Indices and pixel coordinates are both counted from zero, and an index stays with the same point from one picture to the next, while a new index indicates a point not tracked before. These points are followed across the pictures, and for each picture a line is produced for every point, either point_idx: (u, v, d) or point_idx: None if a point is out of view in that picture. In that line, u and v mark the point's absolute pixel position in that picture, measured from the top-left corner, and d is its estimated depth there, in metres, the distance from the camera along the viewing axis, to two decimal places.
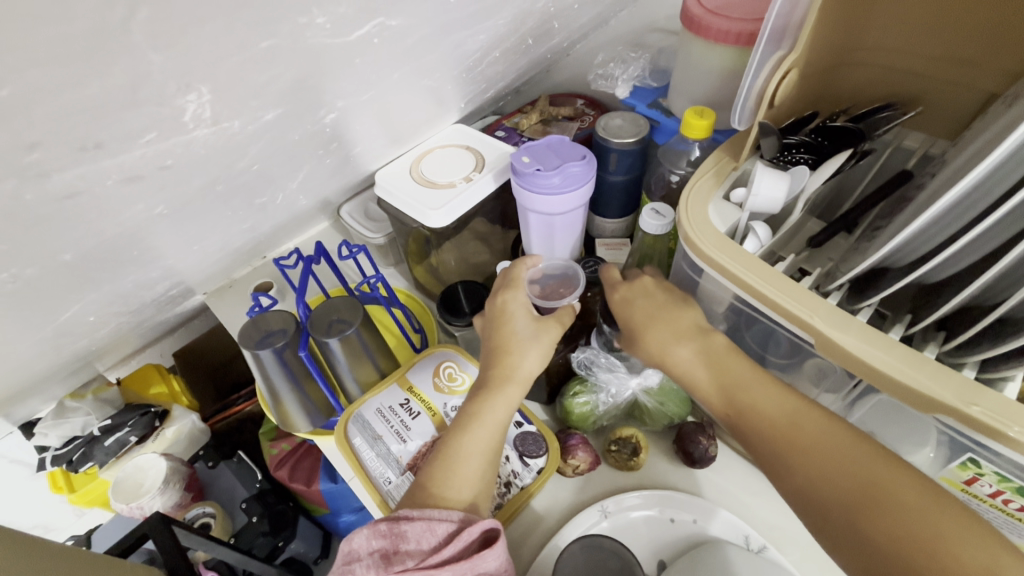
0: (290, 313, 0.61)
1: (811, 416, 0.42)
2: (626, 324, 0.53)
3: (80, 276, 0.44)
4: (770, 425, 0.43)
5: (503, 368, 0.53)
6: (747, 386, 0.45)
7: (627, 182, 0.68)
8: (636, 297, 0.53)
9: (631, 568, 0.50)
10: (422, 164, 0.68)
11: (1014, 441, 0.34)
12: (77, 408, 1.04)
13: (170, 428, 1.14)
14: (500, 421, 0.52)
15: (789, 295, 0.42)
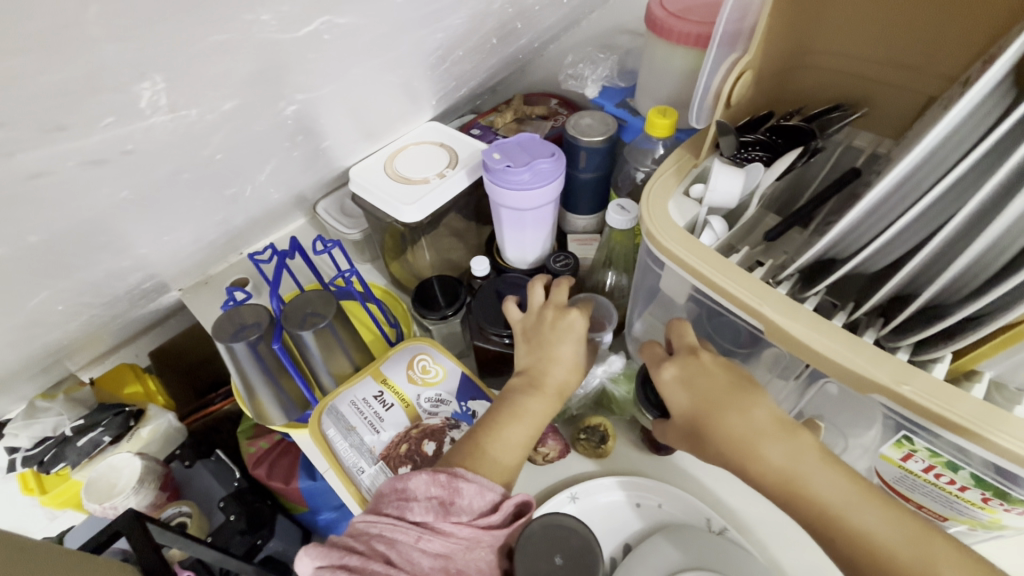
0: (263, 306, 0.62)
1: (921, 538, 0.38)
2: (690, 415, 0.46)
3: (45, 264, 0.44)
4: (885, 553, 0.38)
5: (556, 382, 0.56)
6: (850, 506, 0.40)
7: (597, 180, 0.69)
8: (703, 380, 0.46)
9: (593, 548, 0.49)
10: (396, 160, 0.69)
11: (942, 417, 0.36)
12: (48, 408, 1.04)
13: (146, 428, 1.13)
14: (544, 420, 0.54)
15: (741, 285, 0.44)
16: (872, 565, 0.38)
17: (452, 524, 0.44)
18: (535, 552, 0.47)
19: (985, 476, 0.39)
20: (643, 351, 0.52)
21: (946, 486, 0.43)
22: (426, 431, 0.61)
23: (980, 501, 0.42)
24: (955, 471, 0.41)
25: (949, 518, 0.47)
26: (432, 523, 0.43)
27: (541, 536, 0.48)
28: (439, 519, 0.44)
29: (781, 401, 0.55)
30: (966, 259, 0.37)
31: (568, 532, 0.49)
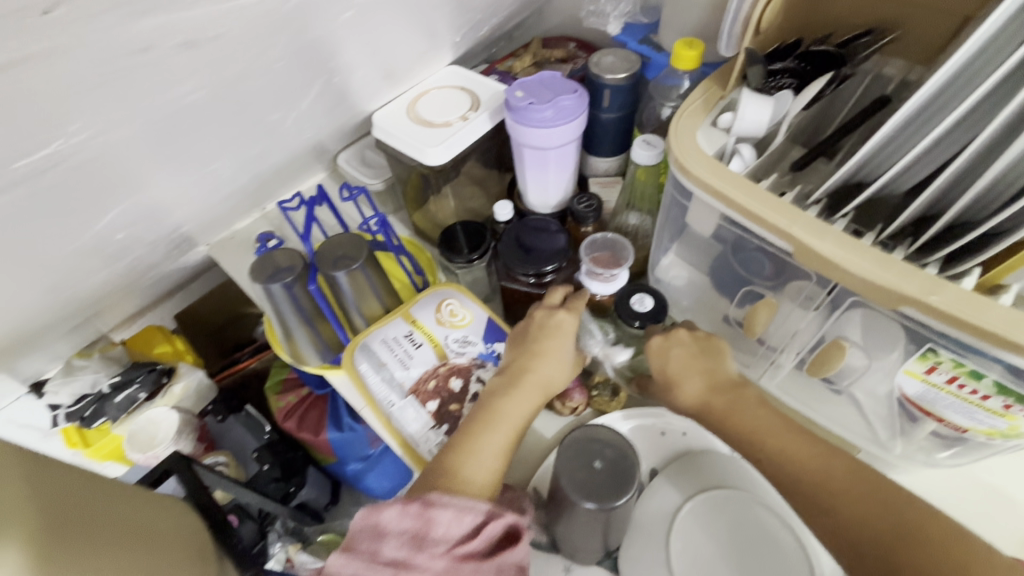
0: (296, 250, 0.64)
1: (833, 466, 0.46)
2: (661, 374, 0.57)
3: (110, 175, 0.46)
4: (803, 470, 0.47)
5: (538, 381, 0.56)
6: (775, 433, 0.50)
7: (620, 120, 0.69)
8: (673, 346, 0.57)
9: (628, 456, 0.50)
10: (418, 104, 0.69)
11: (970, 325, 0.37)
12: (84, 366, 1.08)
13: (178, 385, 1.19)
14: (521, 423, 0.54)
15: (770, 209, 0.45)
16: (794, 485, 0.47)
17: (429, 558, 0.43)
18: (567, 458, 0.51)
19: (1008, 381, 0.40)
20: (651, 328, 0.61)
21: (969, 397, 0.43)
22: (453, 370, 0.63)
23: (1001, 411, 0.43)
24: (979, 380, 0.42)
25: (965, 430, 0.47)
26: (407, 560, 0.43)
27: (574, 454, 0.51)
28: (414, 554, 0.43)
29: (802, 327, 0.57)
30: (1002, 166, 0.38)
31: (604, 439, 0.51)
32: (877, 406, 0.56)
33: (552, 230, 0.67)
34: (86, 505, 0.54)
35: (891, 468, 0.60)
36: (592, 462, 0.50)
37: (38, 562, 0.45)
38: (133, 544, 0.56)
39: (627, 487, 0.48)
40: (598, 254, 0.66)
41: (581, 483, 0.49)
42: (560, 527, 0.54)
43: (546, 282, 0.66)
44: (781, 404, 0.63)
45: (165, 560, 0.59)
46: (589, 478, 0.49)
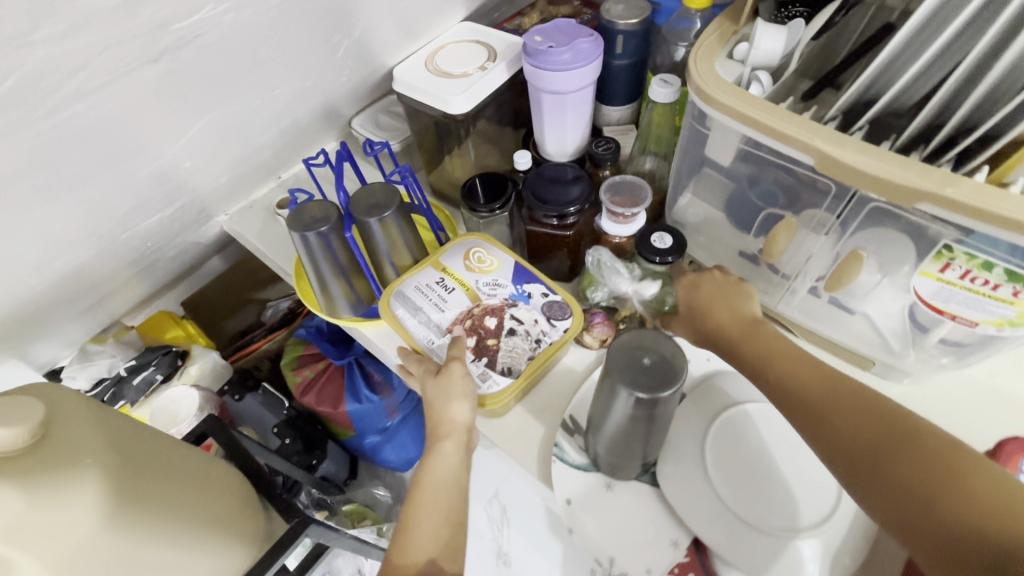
0: (330, 202, 0.66)
1: (840, 379, 0.47)
2: (689, 307, 0.60)
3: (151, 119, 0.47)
4: (804, 382, 0.48)
5: (438, 430, 0.55)
6: (782, 353, 0.51)
7: (632, 66, 0.71)
8: (702, 282, 0.61)
9: (675, 353, 0.49)
10: (436, 58, 0.71)
11: (984, 212, 0.41)
12: (100, 351, 1.07)
13: (193, 365, 1.18)
14: (448, 475, 0.53)
15: (792, 125, 0.48)
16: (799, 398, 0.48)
17: None
18: (618, 363, 0.50)
19: (1017, 266, 0.44)
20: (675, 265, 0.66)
21: (982, 288, 0.47)
22: (487, 309, 0.64)
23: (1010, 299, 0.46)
24: (991, 270, 0.45)
25: (976, 325, 0.50)
26: None
27: (622, 357, 0.50)
28: None
29: (816, 250, 0.60)
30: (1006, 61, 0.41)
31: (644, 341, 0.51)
32: (892, 320, 0.59)
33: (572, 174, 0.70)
34: (148, 447, 0.58)
35: (905, 380, 0.63)
36: (643, 359, 0.49)
37: (112, 495, 0.49)
38: (186, 490, 0.59)
39: (677, 377, 0.48)
40: (617, 197, 0.70)
41: (636, 379, 0.48)
42: (611, 440, 0.54)
43: (569, 224, 0.69)
44: (796, 326, 0.67)
45: (213, 512, 0.62)
46: (644, 374, 0.48)
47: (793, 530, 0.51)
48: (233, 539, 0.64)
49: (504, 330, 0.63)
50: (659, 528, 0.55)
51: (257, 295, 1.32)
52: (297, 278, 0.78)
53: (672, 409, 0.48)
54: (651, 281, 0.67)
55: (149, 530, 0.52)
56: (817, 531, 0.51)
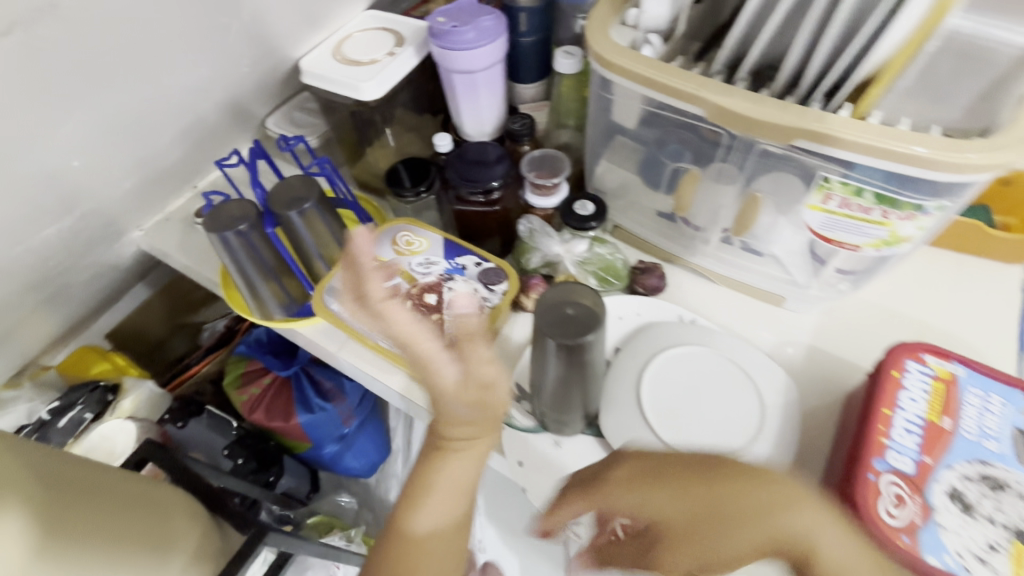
0: (248, 200, 0.64)
1: (835, 551, 0.41)
2: (659, 528, 0.45)
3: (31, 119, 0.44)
4: (727, 562, 0.43)
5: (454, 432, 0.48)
6: (778, 512, 0.42)
7: (537, 43, 0.74)
8: (619, 471, 0.47)
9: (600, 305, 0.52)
10: (343, 48, 0.71)
11: (850, 143, 0.46)
12: (16, 397, 0.98)
13: (127, 399, 1.07)
14: (464, 475, 0.50)
15: (682, 80, 0.52)
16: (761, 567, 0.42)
17: None
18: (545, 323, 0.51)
19: (883, 189, 0.49)
20: (622, 461, 0.47)
21: (858, 213, 0.51)
22: (425, 287, 0.65)
23: (882, 221, 0.51)
24: (862, 196, 0.50)
25: (859, 248, 0.55)
26: None
27: (550, 313, 0.52)
28: None
29: (722, 201, 0.64)
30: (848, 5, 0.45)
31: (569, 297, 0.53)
32: (796, 258, 0.65)
33: (493, 149, 0.72)
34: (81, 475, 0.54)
35: (816, 309, 0.69)
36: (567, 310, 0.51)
37: (40, 529, 0.47)
38: (126, 515, 0.57)
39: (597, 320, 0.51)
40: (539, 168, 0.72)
41: (563, 329, 0.50)
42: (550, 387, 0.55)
43: (495, 199, 0.71)
44: (714, 272, 0.72)
45: (159, 536, 0.60)
46: (568, 322, 0.51)
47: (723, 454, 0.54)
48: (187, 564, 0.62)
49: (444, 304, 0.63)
50: None
51: (192, 318, 1.25)
52: (223, 282, 0.75)
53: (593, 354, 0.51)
54: (578, 236, 0.68)
55: (88, 560, 0.50)
56: (746, 451, 0.55)
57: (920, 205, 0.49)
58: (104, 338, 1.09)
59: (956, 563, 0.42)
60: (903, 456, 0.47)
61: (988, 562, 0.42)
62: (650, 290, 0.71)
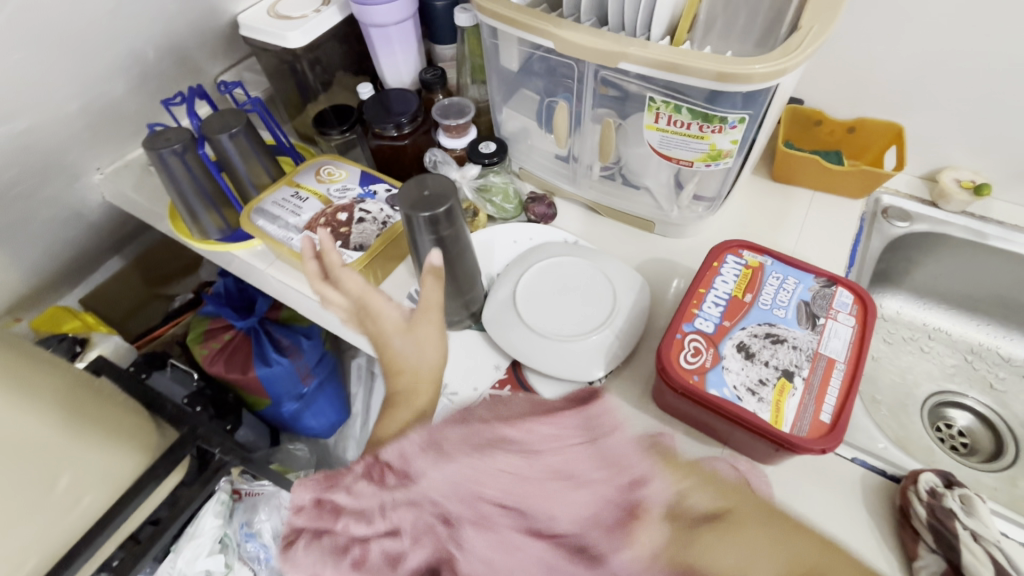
0: (184, 129, 0.74)
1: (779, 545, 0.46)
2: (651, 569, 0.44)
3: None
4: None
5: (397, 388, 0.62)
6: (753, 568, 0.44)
7: (450, 7, 0.85)
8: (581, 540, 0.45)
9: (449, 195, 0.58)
10: (277, 6, 0.81)
11: (659, 64, 0.57)
12: None
13: (93, 352, 1.13)
14: (406, 419, 0.58)
15: (537, 19, 0.63)
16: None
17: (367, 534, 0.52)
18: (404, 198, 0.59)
19: (694, 105, 0.60)
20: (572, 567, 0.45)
21: (681, 128, 0.62)
22: (339, 208, 0.74)
23: (700, 134, 0.62)
24: (681, 112, 0.61)
25: (693, 164, 0.66)
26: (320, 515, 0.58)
27: (413, 189, 0.58)
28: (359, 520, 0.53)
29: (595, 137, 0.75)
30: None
31: (432, 184, 0.59)
32: (659, 186, 0.75)
33: (406, 95, 0.82)
34: (27, 364, 0.65)
35: (683, 235, 0.79)
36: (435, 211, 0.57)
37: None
38: (75, 394, 0.69)
39: (455, 220, 0.60)
40: (445, 112, 0.81)
41: (427, 225, 0.58)
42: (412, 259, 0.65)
43: (406, 134, 0.80)
44: (600, 204, 0.82)
45: (102, 423, 0.71)
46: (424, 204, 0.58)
47: (576, 333, 0.64)
48: (121, 456, 0.72)
49: (353, 219, 0.73)
50: (484, 358, 0.68)
51: (166, 289, 1.38)
52: (171, 219, 0.85)
53: (451, 226, 0.59)
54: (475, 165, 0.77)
55: (25, 413, 0.62)
56: (596, 331, 0.64)
57: (725, 118, 0.59)
58: (79, 302, 1.20)
59: (731, 394, 0.52)
60: (708, 321, 0.58)
61: (757, 393, 0.52)
62: (541, 218, 0.81)
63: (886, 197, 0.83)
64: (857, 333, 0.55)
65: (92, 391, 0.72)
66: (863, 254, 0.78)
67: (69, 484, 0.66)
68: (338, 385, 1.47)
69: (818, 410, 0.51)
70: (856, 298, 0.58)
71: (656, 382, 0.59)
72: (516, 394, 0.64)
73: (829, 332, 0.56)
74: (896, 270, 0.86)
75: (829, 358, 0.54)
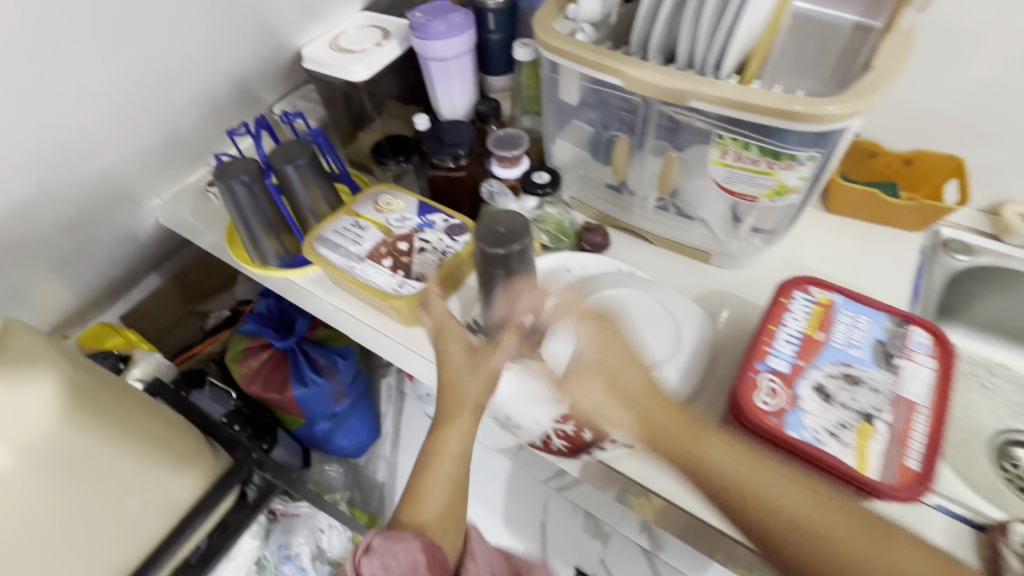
0: (251, 160, 0.76)
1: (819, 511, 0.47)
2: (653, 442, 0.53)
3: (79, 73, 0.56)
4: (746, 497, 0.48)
5: (452, 402, 0.63)
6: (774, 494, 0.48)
7: (504, 40, 0.86)
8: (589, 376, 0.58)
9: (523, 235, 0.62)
10: (339, 40, 0.84)
11: (728, 103, 0.58)
12: None
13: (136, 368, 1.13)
14: (458, 451, 0.62)
15: (605, 57, 0.64)
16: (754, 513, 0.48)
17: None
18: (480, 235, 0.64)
19: (764, 143, 0.60)
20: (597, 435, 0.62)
21: (749, 165, 0.62)
22: (399, 237, 0.76)
23: (768, 170, 0.62)
24: (749, 149, 0.61)
25: (757, 199, 0.66)
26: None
27: (484, 229, 0.63)
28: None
29: (653, 170, 0.75)
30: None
31: (503, 224, 0.63)
32: (717, 217, 0.74)
33: (462, 125, 0.84)
34: (93, 381, 0.63)
35: (739, 267, 0.78)
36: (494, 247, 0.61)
37: (63, 395, 0.58)
38: (138, 415, 0.68)
39: (523, 255, 0.63)
40: (500, 143, 0.83)
41: (494, 261, 0.63)
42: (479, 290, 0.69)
43: (463, 165, 0.82)
44: (653, 234, 0.82)
45: (163, 444, 0.70)
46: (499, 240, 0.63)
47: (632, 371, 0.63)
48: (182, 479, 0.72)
49: (413, 249, 0.74)
50: (545, 391, 0.67)
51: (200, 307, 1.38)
52: (229, 240, 0.87)
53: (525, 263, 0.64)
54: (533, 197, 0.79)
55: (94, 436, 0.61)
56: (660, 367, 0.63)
57: (794, 156, 0.60)
58: (119, 318, 1.21)
59: (811, 436, 0.51)
60: (781, 360, 0.57)
61: (838, 436, 0.51)
62: (595, 247, 0.81)
63: (947, 229, 0.81)
64: (938, 375, 0.54)
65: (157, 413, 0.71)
66: (926, 288, 0.77)
67: (137, 506, 0.67)
68: (369, 405, 1.48)
69: (904, 455, 0.50)
70: (933, 339, 0.57)
71: (726, 419, 0.59)
72: (580, 428, 0.64)
73: (908, 373, 0.55)
74: (956, 303, 0.84)
75: (910, 401, 0.53)
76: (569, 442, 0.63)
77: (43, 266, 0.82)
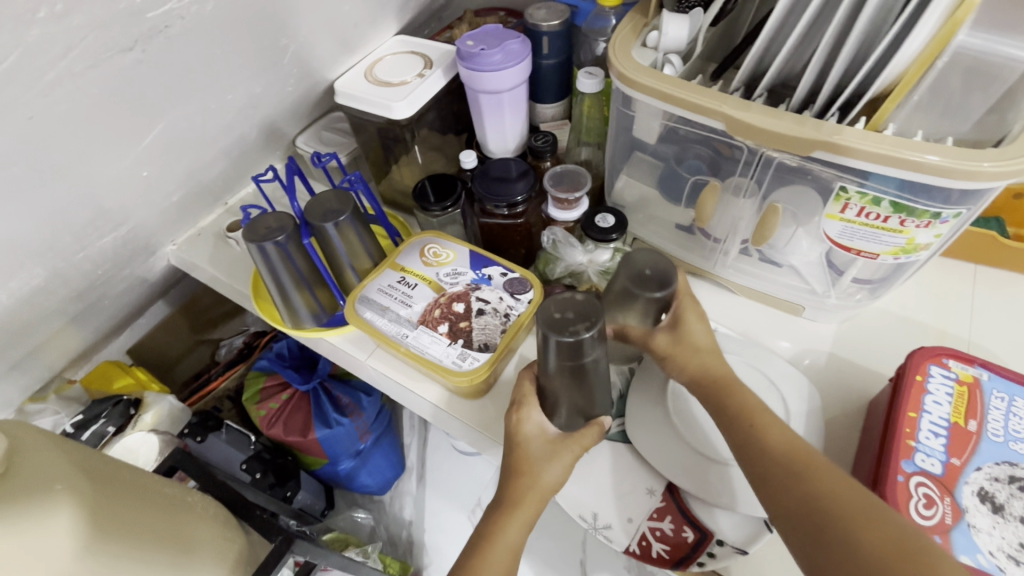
0: (284, 213, 0.67)
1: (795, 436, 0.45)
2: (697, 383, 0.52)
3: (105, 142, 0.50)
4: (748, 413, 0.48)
5: (521, 489, 0.50)
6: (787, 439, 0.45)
7: (559, 65, 0.77)
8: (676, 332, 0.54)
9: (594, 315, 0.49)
10: (375, 69, 0.77)
11: (865, 154, 0.48)
12: (42, 409, 0.91)
13: (148, 414, 0.98)
14: (514, 545, 0.49)
15: (702, 96, 0.55)
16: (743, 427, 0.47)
17: None
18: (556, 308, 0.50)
19: (901, 199, 0.51)
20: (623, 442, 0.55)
21: (877, 222, 0.54)
22: (453, 297, 0.67)
23: (899, 228, 0.54)
24: (880, 204, 0.52)
25: (877, 257, 0.58)
26: None
27: (627, 271, 0.57)
28: None
29: (741, 217, 0.65)
30: (865, 15, 0.47)
31: (564, 306, 0.50)
32: (813, 268, 0.66)
33: (516, 163, 0.74)
34: (106, 489, 0.53)
35: (833, 318, 0.70)
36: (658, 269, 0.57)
37: (86, 524, 0.48)
38: (161, 517, 0.58)
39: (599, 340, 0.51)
40: (558, 183, 0.73)
41: (563, 350, 0.49)
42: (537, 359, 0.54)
43: (519, 212, 0.73)
44: (732, 280, 0.73)
45: (194, 546, 0.61)
46: (570, 310, 0.50)
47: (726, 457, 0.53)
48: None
49: (472, 312, 0.65)
50: (635, 480, 0.59)
51: (210, 334, 1.20)
52: (255, 291, 0.77)
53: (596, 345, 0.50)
54: (601, 247, 0.70)
55: (128, 560, 0.51)
56: None
57: (936, 214, 0.51)
58: (124, 353, 1.05)
59: (989, 562, 0.44)
60: (932, 458, 0.48)
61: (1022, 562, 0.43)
62: None
63: None
64: None
65: (173, 508, 0.61)
66: None
67: None
68: (393, 437, 1.28)
69: None
70: None
71: None
72: (681, 528, 0.56)
73: None
74: None
75: None
76: (669, 546, 0.56)
77: (55, 325, 0.74)
